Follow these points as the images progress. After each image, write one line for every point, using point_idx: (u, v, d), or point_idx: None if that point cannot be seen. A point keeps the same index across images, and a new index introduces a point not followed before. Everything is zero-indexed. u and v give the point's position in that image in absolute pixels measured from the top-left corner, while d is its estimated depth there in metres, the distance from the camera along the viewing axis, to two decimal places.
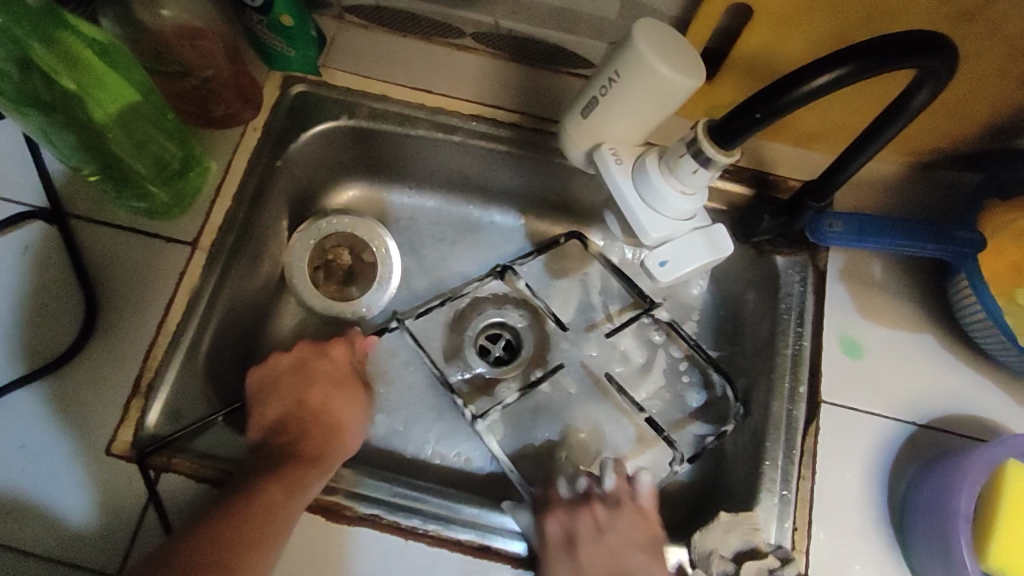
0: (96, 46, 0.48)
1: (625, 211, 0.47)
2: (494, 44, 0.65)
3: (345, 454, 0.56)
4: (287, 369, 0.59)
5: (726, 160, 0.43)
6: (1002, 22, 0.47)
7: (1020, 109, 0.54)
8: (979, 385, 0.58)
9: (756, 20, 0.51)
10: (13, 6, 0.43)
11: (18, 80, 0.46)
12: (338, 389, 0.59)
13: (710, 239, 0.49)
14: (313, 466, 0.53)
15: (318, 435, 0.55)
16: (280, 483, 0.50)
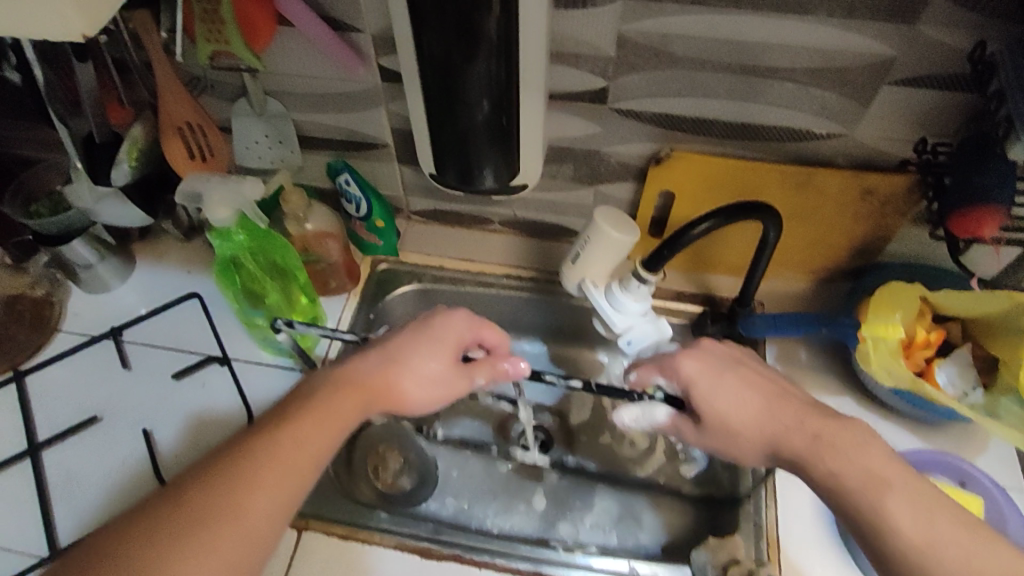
0: (272, 248, 0.77)
1: (601, 315, 0.74)
2: (515, 226, 0.95)
3: (425, 374, 0.66)
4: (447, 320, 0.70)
5: (654, 279, 0.70)
6: (823, 188, 0.76)
7: (864, 239, 0.81)
8: (891, 430, 0.79)
9: (678, 197, 0.81)
10: (235, 231, 0.74)
11: (225, 259, 0.78)
12: (452, 341, 0.68)
13: (658, 325, 0.75)
14: (373, 385, 0.64)
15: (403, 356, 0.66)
16: (345, 395, 0.62)
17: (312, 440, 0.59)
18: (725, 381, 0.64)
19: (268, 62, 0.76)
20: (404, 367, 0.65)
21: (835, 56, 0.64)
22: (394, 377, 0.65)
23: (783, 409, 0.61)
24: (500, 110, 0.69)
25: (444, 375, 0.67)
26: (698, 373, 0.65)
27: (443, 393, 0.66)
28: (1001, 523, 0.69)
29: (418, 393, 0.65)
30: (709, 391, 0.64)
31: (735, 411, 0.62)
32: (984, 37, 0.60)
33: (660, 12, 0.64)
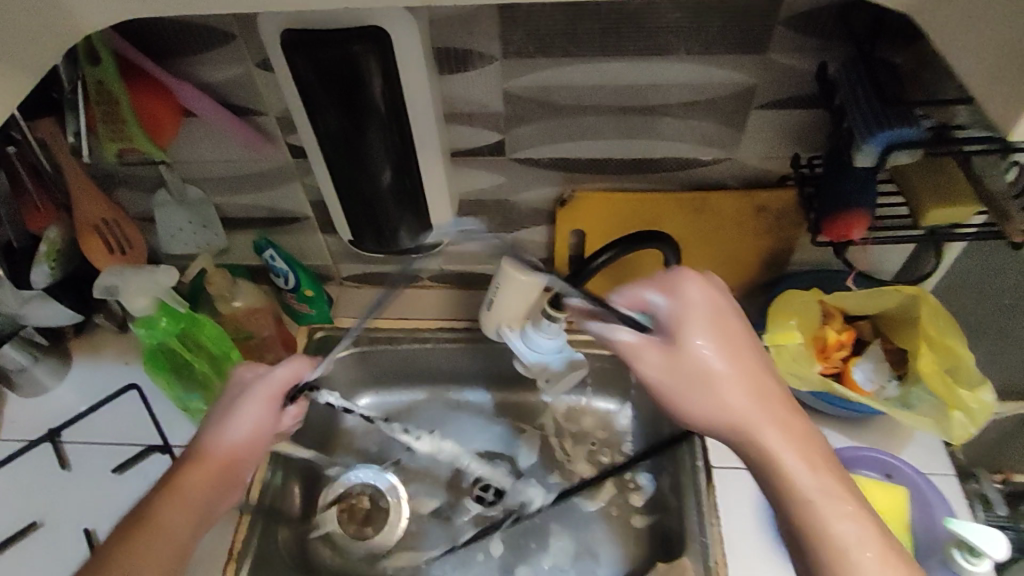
0: (195, 329, 0.78)
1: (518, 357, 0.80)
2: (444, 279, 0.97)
3: (222, 429, 0.71)
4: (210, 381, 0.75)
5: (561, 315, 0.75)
6: (719, 212, 0.81)
7: (769, 254, 0.85)
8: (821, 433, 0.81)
9: (589, 234, 0.85)
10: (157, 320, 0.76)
11: (151, 346, 0.79)
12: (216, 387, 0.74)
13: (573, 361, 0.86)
14: (178, 470, 0.68)
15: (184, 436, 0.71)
16: (164, 494, 0.66)
17: (176, 531, 0.65)
18: (744, 351, 0.60)
19: (178, 153, 0.79)
20: (217, 436, 0.70)
21: (703, 88, 0.70)
22: (216, 450, 0.70)
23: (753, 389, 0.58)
24: (402, 175, 0.72)
25: (241, 416, 0.71)
26: (719, 333, 0.59)
27: (258, 435, 0.72)
28: (925, 508, 0.74)
29: (238, 442, 0.71)
30: (698, 324, 0.60)
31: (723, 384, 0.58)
32: (825, 60, 0.66)
33: (536, 67, 0.69)
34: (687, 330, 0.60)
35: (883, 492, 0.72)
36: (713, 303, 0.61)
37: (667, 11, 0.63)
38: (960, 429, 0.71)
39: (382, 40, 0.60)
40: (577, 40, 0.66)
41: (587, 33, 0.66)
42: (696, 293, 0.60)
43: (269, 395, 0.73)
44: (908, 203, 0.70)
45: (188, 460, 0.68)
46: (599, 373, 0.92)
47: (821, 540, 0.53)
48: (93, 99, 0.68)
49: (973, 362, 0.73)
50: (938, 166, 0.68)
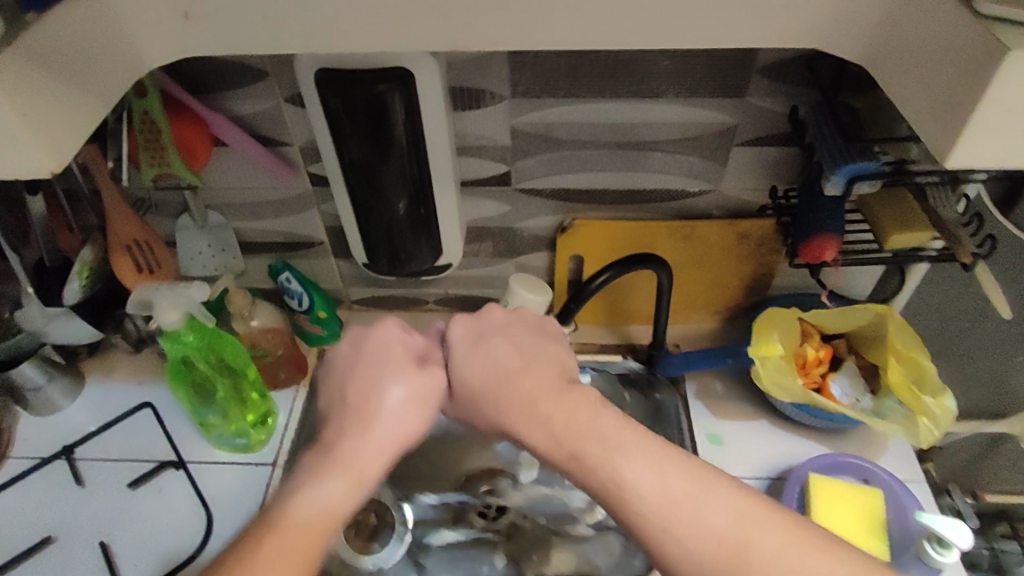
0: (214, 345, 0.83)
1: None
2: (448, 303, 1.02)
3: (403, 433, 0.58)
4: (391, 345, 0.61)
5: None
6: (706, 239, 0.88)
7: (751, 278, 0.92)
8: (802, 442, 0.88)
9: (587, 258, 0.92)
10: (181, 339, 0.80)
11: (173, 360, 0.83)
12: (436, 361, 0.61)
13: None
14: (331, 507, 0.54)
15: (365, 425, 0.57)
16: (312, 536, 0.52)
17: (313, 532, 0.53)
18: (516, 336, 0.60)
19: (207, 180, 0.85)
20: (361, 428, 0.57)
21: (691, 126, 0.78)
22: (363, 439, 0.56)
23: (514, 376, 0.57)
24: (418, 202, 0.79)
25: (389, 397, 0.58)
26: (490, 346, 0.60)
27: (410, 418, 0.58)
28: (901, 510, 0.80)
29: (392, 430, 0.57)
30: (469, 352, 0.60)
31: (484, 376, 0.58)
32: (796, 103, 0.75)
33: (541, 106, 0.77)
34: (457, 346, 0.61)
35: (860, 495, 0.79)
36: (474, 330, 0.62)
37: (659, 58, 0.72)
38: (926, 434, 0.78)
39: (407, 78, 0.68)
40: (579, 82, 0.75)
41: (588, 76, 0.74)
42: (461, 325, 0.62)
43: (414, 371, 0.60)
44: (873, 230, 0.78)
45: (337, 493, 0.54)
46: None
47: (630, 520, 0.51)
48: (136, 126, 0.74)
49: (936, 373, 0.80)
50: (897, 197, 0.77)
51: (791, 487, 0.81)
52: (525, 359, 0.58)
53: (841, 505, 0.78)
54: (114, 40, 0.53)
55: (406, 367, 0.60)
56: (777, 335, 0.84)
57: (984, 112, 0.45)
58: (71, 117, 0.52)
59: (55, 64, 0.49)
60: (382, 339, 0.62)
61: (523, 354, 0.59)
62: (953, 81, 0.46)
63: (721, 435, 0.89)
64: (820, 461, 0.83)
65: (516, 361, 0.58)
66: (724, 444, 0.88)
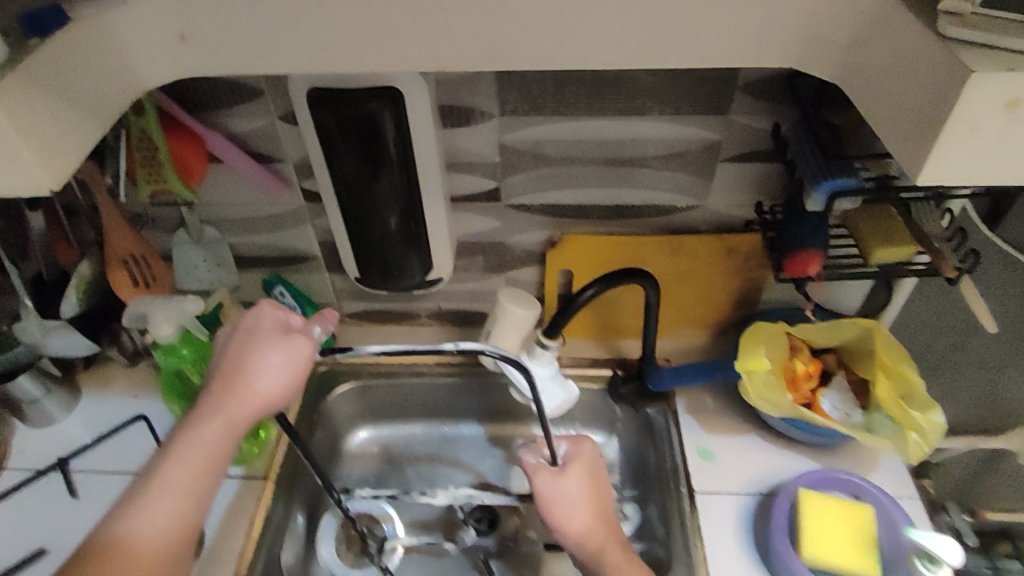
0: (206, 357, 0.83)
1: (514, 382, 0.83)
2: (441, 317, 1.03)
3: (255, 402, 0.66)
4: (244, 327, 0.69)
5: (554, 344, 0.81)
6: (694, 254, 0.89)
7: (740, 293, 0.93)
8: (791, 457, 0.88)
9: (577, 274, 0.92)
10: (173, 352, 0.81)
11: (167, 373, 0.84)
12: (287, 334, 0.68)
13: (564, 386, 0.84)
14: (188, 467, 0.65)
15: (221, 394, 0.66)
16: (173, 496, 0.65)
17: (186, 479, 0.65)
18: (588, 472, 0.78)
19: (203, 196, 0.87)
20: (229, 390, 0.66)
21: (676, 144, 0.79)
22: (233, 400, 0.66)
23: (602, 519, 0.76)
24: (408, 218, 0.80)
25: (257, 363, 0.66)
26: (597, 486, 0.78)
27: (273, 385, 0.67)
28: (891, 525, 0.80)
29: (256, 394, 0.66)
30: (582, 483, 0.77)
31: (596, 508, 0.76)
32: (778, 120, 0.77)
33: (529, 123, 0.79)
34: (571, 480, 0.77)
35: (848, 512, 0.79)
36: (593, 466, 0.79)
37: (642, 77, 0.74)
38: (916, 448, 0.78)
39: (396, 97, 0.69)
40: (565, 101, 0.76)
41: (574, 95, 0.76)
42: (587, 452, 0.80)
43: (284, 342, 0.67)
44: (857, 245, 0.79)
45: (186, 454, 0.65)
46: (586, 405, 0.98)
47: None
48: (134, 143, 0.76)
49: (924, 388, 0.80)
50: (882, 212, 0.78)
51: (781, 501, 0.80)
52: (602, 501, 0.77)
53: (828, 524, 0.78)
54: (113, 63, 0.55)
55: (273, 338, 0.67)
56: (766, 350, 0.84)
57: (952, 128, 0.45)
58: (68, 139, 0.53)
59: (54, 87, 0.51)
60: (259, 316, 0.69)
61: (602, 498, 0.78)
62: (920, 102, 0.47)
63: (712, 450, 0.89)
64: (808, 478, 0.83)
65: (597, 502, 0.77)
66: (715, 459, 0.88)
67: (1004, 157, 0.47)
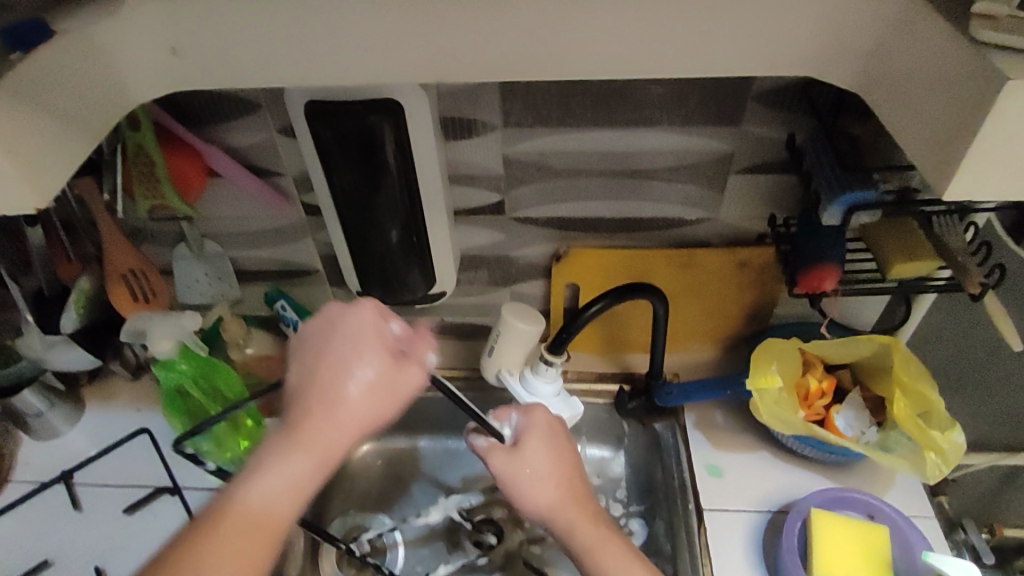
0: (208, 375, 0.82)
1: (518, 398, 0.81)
2: (445, 330, 1.01)
3: (401, 393, 0.58)
4: (354, 326, 0.59)
5: (558, 360, 0.79)
6: (704, 267, 0.86)
7: (752, 307, 0.90)
8: (805, 476, 0.85)
9: (583, 287, 0.90)
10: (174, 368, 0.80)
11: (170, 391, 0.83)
12: (386, 350, 0.59)
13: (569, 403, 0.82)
14: (276, 513, 0.54)
15: (322, 409, 0.56)
16: (245, 548, 0.53)
17: (303, 485, 0.55)
18: (557, 450, 0.73)
19: (203, 210, 0.86)
20: (327, 413, 0.56)
21: (686, 154, 0.77)
22: (327, 417, 0.56)
23: (569, 494, 0.71)
24: (410, 232, 0.79)
25: (354, 383, 0.56)
26: (556, 453, 0.72)
27: (377, 407, 0.57)
28: (907, 548, 0.77)
29: (354, 420, 0.56)
30: (539, 451, 0.72)
31: (552, 475, 0.71)
32: (793, 130, 0.74)
33: (534, 135, 0.77)
34: (527, 451, 0.72)
35: (863, 533, 0.76)
36: (550, 434, 0.73)
37: (651, 86, 0.71)
38: (934, 469, 0.76)
39: (395, 110, 0.67)
40: (571, 111, 0.74)
41: (580, 106, 0.73)
42: (540, 419, 0.74)
43: (396, 363, 0.58)
44: (877, 258, 0.75)
45: (304, 466, 0.55)
46: (593, 420, 0.96)
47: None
48: (131, 158, 0.74)
49: (944, 408, 0.77)
50: (902, 225, 0.75)
51: (793, 520, 0.78)
52: (563, 466, 0.72)
53: (841, 545, 0.75)
54: (106, 77, 0.53)
55: (385, 356, 0.58)
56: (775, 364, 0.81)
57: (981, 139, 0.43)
58: (58, 156, 0.51)
59: (42, 102, 0.49)
60: (356, 323, 0.59)
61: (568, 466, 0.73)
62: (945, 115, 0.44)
63: (722, 467, 0.86)
64: (821, 497, 0.80)
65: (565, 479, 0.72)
66: (724, 476, 0.86)
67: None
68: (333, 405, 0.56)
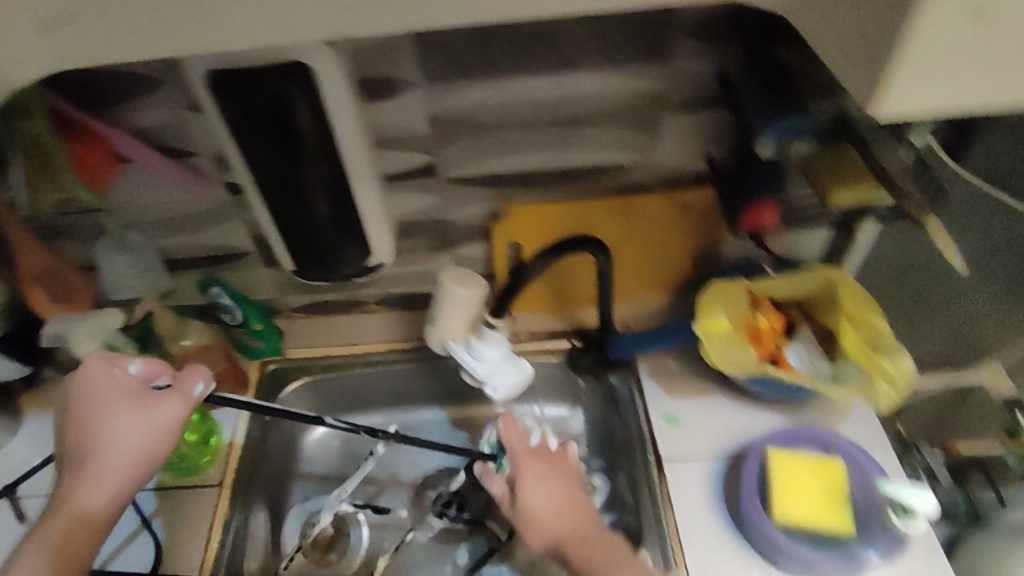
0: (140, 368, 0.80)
1: (466, 365, 0.80)
2: (391, 303, 0.98)
3: (166, 433, 0.65)
4: (98, 382, 0.66)
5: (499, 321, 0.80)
6: (646, 214, 0.84)
7: (699, 251, 0.89)
8: (761, 416, 0.85)
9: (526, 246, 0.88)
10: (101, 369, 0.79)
11: None
12: (133, 394, 0.65)
13: (519, 366, 0.81)
14: (78, 547, 0.62)
15: (83, 461, 0.63)
16: None
17: (90, 531, 0.62)
18: (551, 482, 0.76)
19: (117, 197, 0.81)
20: (82, 467, 0.63)
21: (617, 97, 0.74)
22: (88, 466, 0.63)
23: (566, 516, 0.73)
24: (340, 204, 0.75)
25: (110, 429, 0.64)
26: (551, 482, 0.76)
27: (139, 442, 0.64)
28: (865, 480, 0.78)
29: (119, 458, 0.63)
30: (533, 483, 0.75)
31: (551, 506, 0.73)
32: (722, 63, 0.71)
33: (456, 90, 0.73)
34: (529, 488, 0.75)
35: (818, 469, 0.77)
36: (540, 469, 0.77)
37: (573, 27, 0.68)
38: (886, 398, 0.75)
39: (305, 74, 0.63)
40: (493, 61, 0.70)
41: (501, 54, 0.70)
42: (522, 451, 0.78)
43: (144, 402, 0.65)
44: (816, 190, 0.74)
45: (82, 519, 0.62)
46: (548, 380, 0.94)
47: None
48: (28, 154, 0.69)
49: (891, 333, 0.77)
50: (839, 154, 0.73)
51: (749, 463, 0.78)
52: (563, 490, 0.75)
53: (797, 483, 0.76)
54: None
55: (125, 400, 0.65)
56: (719, 308, 0.80)
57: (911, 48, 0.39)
58: None
59: None
60: (92, 381, 0.66)
61: (571, 494, 0.75)
62: (856, 35, 0.42)
63: (678, 416, 0.86)
64: (776, 437, 0.81)
65: (562, 499, 0.74)
66: (682, 425, 0.85)
67: (965, 91, 0.42)
68: (91, 459, 0.63)
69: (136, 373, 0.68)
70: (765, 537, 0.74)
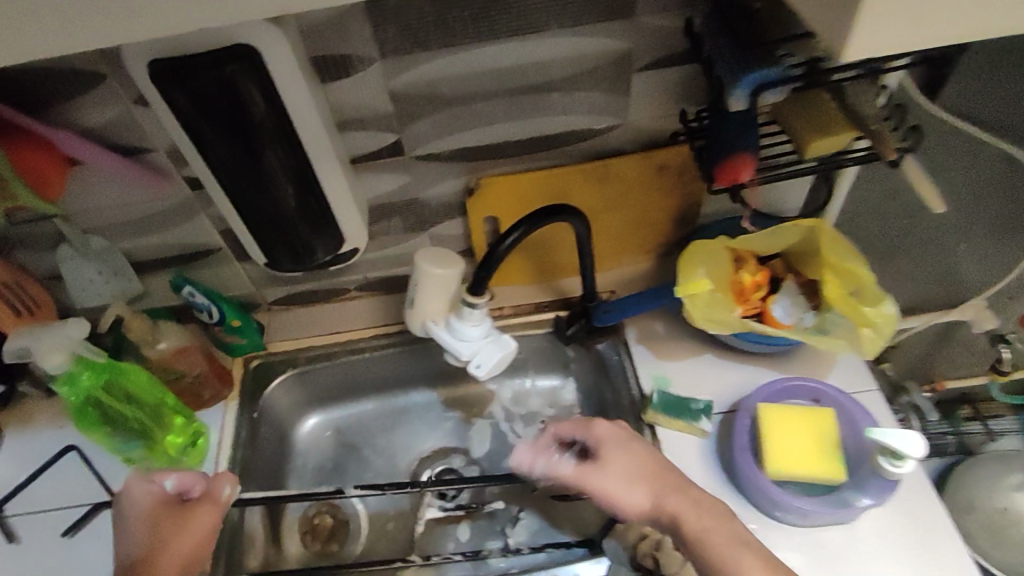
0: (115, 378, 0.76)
1: (446, 345, 0.78)
2: (372, 287, 0.96)
3: (206, 536, 0.71)
4: (145, 501, 0.71)
5: (481, 300, 0.75)
6: (622, 177, 0.83)
7: (679, 210, 0.88)
8: (749, 371, 0.85)
9: (503, 219, 0.86)
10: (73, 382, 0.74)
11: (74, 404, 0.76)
12: (170, 506, 0.72)
13: (501, 342, 0.79)
14: None
15: (141, 564, 0.68)
16: None
17: None
18: (634, 442, 0.74)
19: (68, 202, 0.77)
20: (139, 574, 0.67)
21: (583, 58, 0.71)
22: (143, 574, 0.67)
23: (655, 478, 0.72)
24: (305, 189, 0.71)
25: (159, 538, 0.69)
26: (641, 444, 0.74)
27: (182, 545, 0.70)
28: (854, 427, 0.79)
29: (169, 562, 0.68)
30: (623, 439, 0.74)
31: (639, 463, 0.72)
32: (690, 14, 0.69)
33: (417, 63, 0.70)
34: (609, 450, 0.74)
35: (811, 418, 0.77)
36: (623, 432, 0.75)
37: None
38: (871, 345, 0.77)
39: (253, 57, 0.59)
40: (452, 30, 0.67)
41: (459, 22, 0.66)
42: (606, 424, 0.75)
43: (181, 510, 0.72)
44: (792, 140, 0.72)
45: None
46: (537, 352, 0.94)
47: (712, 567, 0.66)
48: None
49: (874, 280, 0.77)
50: (814, 99, 0.71)
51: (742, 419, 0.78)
52: (652, 452, 0.74)
53: (791, 434, 0.76)
54: None
55: (167, 513, 0.71)
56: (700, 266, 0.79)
57: None
58: None
59: None
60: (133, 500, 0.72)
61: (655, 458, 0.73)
62: None
63: (668, 377, 0.86)
64: (766, 390, 0.80)
65: (650, 460, 0.73)
66: (671, 385, 0.85)
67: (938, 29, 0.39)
68: (143, 564, 0.68)
69: (173, 487, 0.73)
70: (758, 490, 0.74)
